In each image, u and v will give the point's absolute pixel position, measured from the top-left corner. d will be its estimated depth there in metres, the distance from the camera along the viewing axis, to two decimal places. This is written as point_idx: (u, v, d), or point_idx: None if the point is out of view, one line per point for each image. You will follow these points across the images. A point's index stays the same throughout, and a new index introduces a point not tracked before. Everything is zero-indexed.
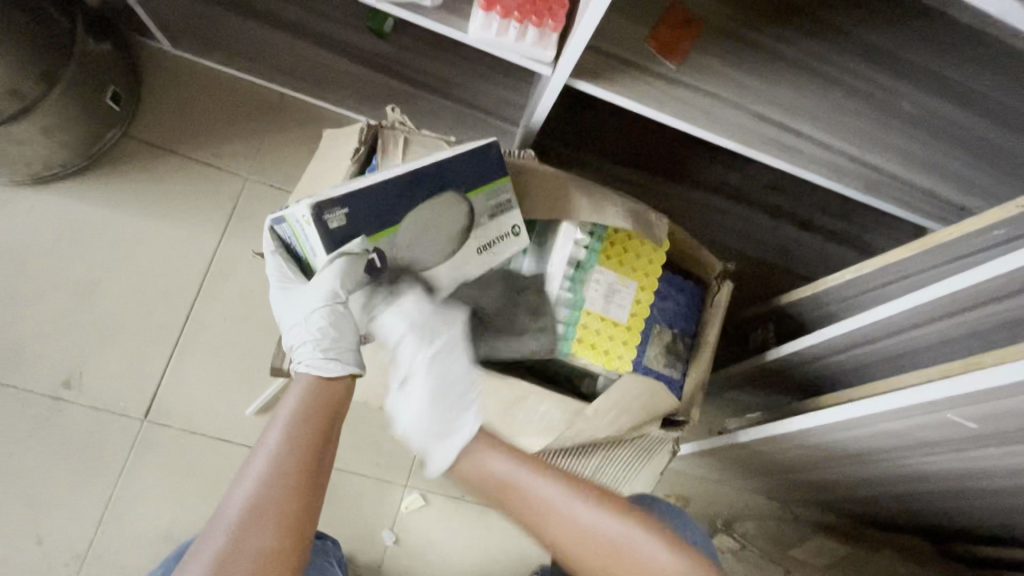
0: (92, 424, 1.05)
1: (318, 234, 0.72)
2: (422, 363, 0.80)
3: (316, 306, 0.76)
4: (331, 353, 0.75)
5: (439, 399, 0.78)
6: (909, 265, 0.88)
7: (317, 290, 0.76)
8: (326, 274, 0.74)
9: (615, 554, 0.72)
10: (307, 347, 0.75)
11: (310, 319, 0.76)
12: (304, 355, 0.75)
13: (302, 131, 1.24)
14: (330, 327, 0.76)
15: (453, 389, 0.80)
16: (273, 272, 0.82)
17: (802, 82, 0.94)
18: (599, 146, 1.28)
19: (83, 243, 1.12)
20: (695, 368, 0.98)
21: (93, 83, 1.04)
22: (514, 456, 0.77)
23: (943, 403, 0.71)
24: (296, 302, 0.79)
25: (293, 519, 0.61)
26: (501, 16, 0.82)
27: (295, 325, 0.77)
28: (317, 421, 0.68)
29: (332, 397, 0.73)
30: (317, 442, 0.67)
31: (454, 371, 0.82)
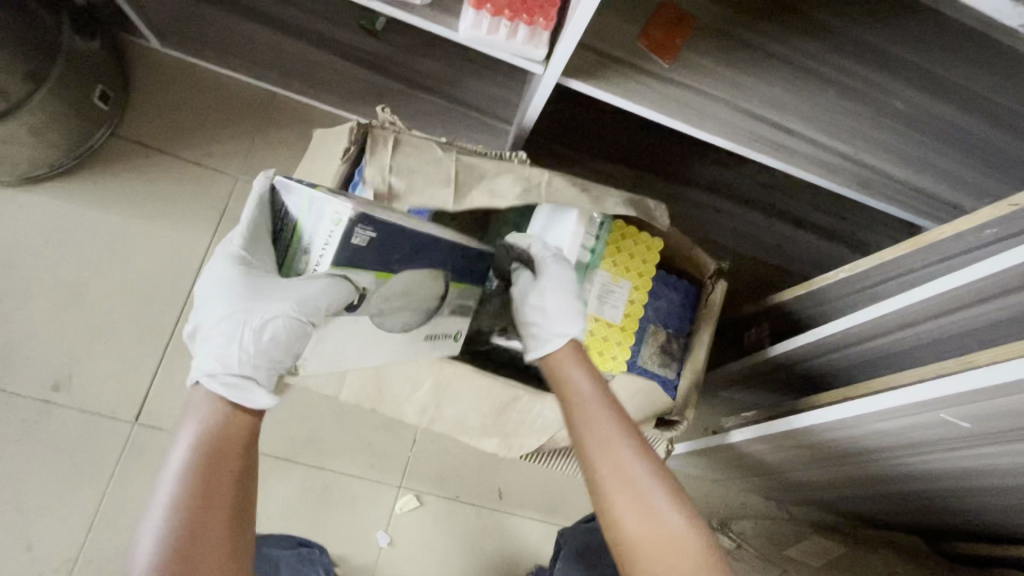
0: (82, 427, 1.04)
1: (334, 240, 0.61)
2: (523, 288, 0.84)
3: (269, 314, 0.66)
4: (245, 368, 0.66)
5: (558, 298, 0.81)
6: (903, 263, 0.87)
7: (290, 293, 0.65)
8: (314, 286, 0.63)
9: (638, 493, 0.67)
10: (222, 350, 0.66)
11: (242, 316, 0.66)
12: (214, 361, 0.66)
13: (293, 130, 1.23)
14: (269, 343, 0.66)
15: (545, 306, 0.80)
16: (241, 245, 0.72)
17: (795, 81, 0.94)
18: (593, 144, 1.28)
19: (72, 244, 1.11)
20: (689, 369, 0.97)
21: (80, 81, 1.03)
22: (579, 372, 0.76)
23: (937, 403, 0.71)
24: (252, 293, 0.67)
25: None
26: (492, 14, 0.82)
27: (222, 318, 0.67)
28: (216, 486, 0.60)
29: (219, 444, 0.62)
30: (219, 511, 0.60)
31: (545, 290, 0.81)
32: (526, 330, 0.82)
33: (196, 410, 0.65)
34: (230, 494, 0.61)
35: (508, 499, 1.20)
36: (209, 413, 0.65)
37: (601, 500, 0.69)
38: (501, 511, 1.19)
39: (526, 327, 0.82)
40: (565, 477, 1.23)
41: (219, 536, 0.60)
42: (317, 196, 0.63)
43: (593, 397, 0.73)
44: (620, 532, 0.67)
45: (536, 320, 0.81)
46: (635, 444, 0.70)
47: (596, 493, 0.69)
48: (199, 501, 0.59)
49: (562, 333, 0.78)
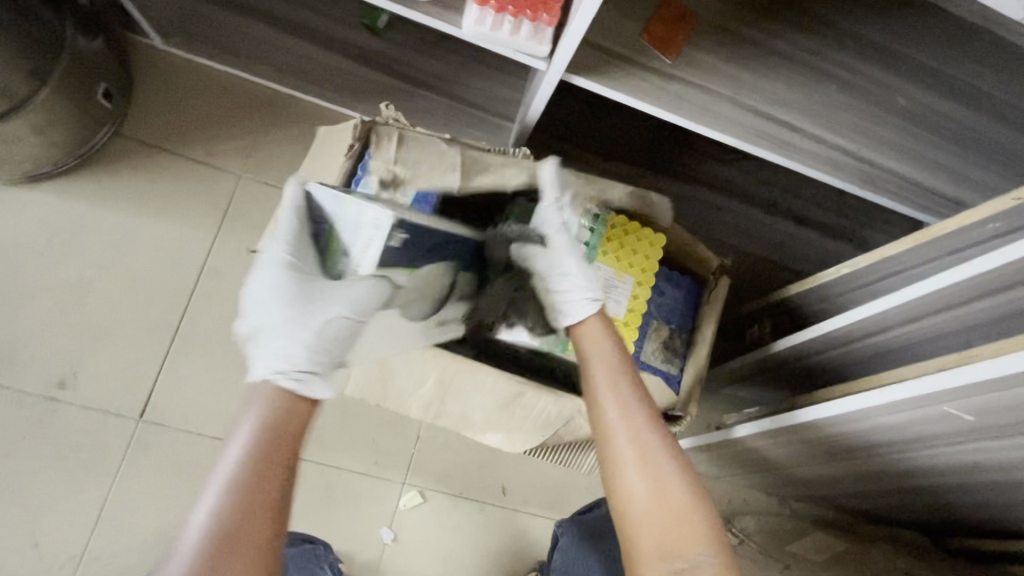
0: (86, 424, 1.05)
1: (376, 242, 0.73)
2: (542, 264, 0.84)
3: (328, 316, 0.72)
4: (308, 364, 0.69)
5: (576, 267, 0.83)
6: (905, 258, 0.88)
7: (346, 294, 0.75)
8: (363, 287, 0.75)
9: (646, 462, 0.71)
10: (285, 348, 0.69)
11: (297, 318, 0.72)
12: (276, 357, 0.69)
13: (295, 129, 1.23)
14: (330, 340, 0.72)
15: (572, 276, 0.83)
16: (281, 251, 0.74)
17: (797, 77, 0.94)
18: (595, 141, 1.28)
19: (76, 242, 1.11)
20: (692, 364, 0.98)
21: (83, 79, 1.03)
22: (602, 349, 0.79)
23: (939, 396, 0.71)
24: (309, 295, 0.74)
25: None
26: (495, 10, 0.82)
27: (278, 320, 0.71)
28: (273, 484, 0.61)
29: (279, 440, 0.63)
30: (271, 509, 0.60)
31: (567, 263, 0.83)
32: (559, 302, 0.83)
33: (262, 397, 0.66)
34: (279, 484, 0.61)
35: (511, 496, 1.20)
36: (272, 400, 0.66)
37: (611, 466, 0.73)
38: (505, 508, 1.19)
39: (558, 300, 0.83)
40: (568, 474, 1.23)
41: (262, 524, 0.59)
42: (351, 205, 0.73)
43: (613, 371, 0.77)
44: (626, 498, 0.71)
45: (567, 291, 0.82)
46: (649, 421, 0.74)
47: (607, 458, 0.74)
48: (251, 485, 0.59)
49: (594, 297, 0.82)
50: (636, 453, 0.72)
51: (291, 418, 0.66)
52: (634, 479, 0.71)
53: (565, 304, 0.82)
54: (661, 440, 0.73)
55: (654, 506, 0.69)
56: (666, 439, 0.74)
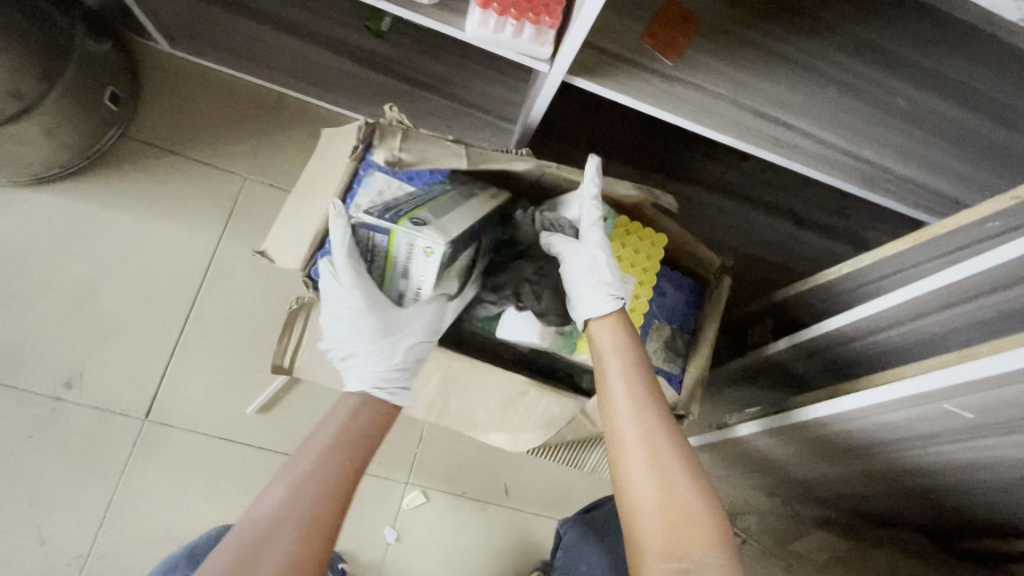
0: (92, 424, 1.05)
1: (429, 268, 0.74)
2: (569, 253, 0.87)
3: (409, 338, 0.84)
4: (395, 378, 0.83)
5: (602, 265, 0.86)
6: (905, 258, 0.88)
7: (419, 321, 0.85)
8: (430, 313, 0.85)
9: (656, 461, 0.73)
10: (373, 367, 0.82)
11: (380, 345, 0.82)
12: (372, 374, 0.82)
13: (299, 131, 1.24)
14: (411, 360, 0.85)
15: (597, 269, 0.85)
16: (358, 288, 0.80)
17: (797, 78, 0.95)
18: (597, 143, 1.29)
19: (83, 243, 1.12)
20: (693, 363, 0.98)
21: (92, 82, 1.05)
22: (618, 352, 0.81)
23: (939, 394, 0.72)
24: (388, 322, 0.83)
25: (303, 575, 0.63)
26: (498, 13, 0.83)
27: (368, 347, 0.82)
28: (350, 474, 0.72)
29: (366, 437, 0.76)
30: (343, 496, 0.70)
31: (595, 254, 0.86)
32: (580, 291, 0.85)
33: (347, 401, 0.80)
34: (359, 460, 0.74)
35: (514, 496, 1.21)
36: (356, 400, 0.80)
37: (623, 465, 0.74)
38: (507, 507, 1.20)
39: (579, 289, 0.85)
40: (571, 474, 1.24)
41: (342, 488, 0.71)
42: (400, 234, 0.72)
43: (628, 372, 0.78)
44: (636, 496, 0.72)
45: (589, 282, 0.84)
46: (658, 421, 0.76)
47: (619, 458, 0.75)
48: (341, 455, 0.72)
49: (615, 296, 0.83)
50: (644, 452, 0.73)
51: (378, 427, 0.79)
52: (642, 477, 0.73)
53: (585, 294, 0.84)
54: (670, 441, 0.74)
55: (661, 505, 0.71)
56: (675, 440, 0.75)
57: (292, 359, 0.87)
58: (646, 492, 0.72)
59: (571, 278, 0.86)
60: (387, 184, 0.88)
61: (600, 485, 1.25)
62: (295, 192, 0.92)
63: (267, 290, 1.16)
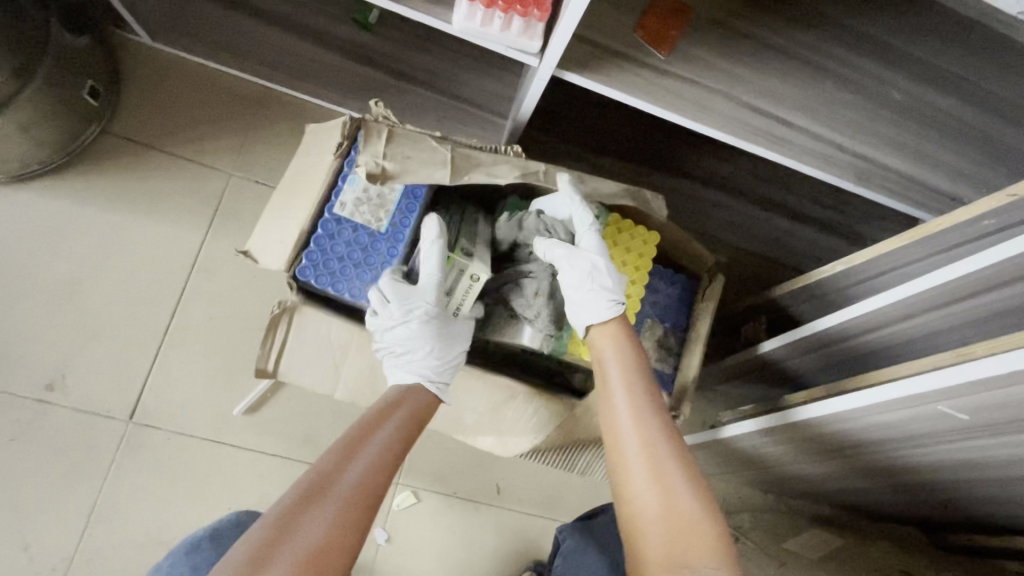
0: (77, 427, 1.04)
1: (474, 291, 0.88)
2: (565, 259, 0.86)
3: (457, 342, 0.85)
4: (447, 374, 0.84)
5: (596, 272, 0.85)
6: (900, 256, 0.87)
7: (465, 330, 0.87)
8: (470, 326, 0.88)
9: (655, 469, 0.72)
10: (431, 361, 0.82)
11: (443, 342, 0.84)
12: (421, 369, 0.82)
13: (285, 126, 1.21)
14: (454, 363, 0.84)
15: (595, 275, 0.85)
16: (427, 294, 0.85)
17: (792, 73, 0.93)
18: (589, 138, 1.27)
19: (64, 242, 1.09)
20: (686, 363, 0.97)
21: (69, 76, 1.02)
22: (618, 360, 0.81)
23: (933, 396, 0.70)
24: (441, 328, 0.85)
25: (343, 552, 0.59)
26: (486, 5, 0.81)
27: (422, 345, 0.82)
28: (389, 462, 0.70)
29: (404, 430, 0.74)
30: (383, 481, 0.67)
31: (594, 260, 0.86)
32: (580, 299, 0.84)
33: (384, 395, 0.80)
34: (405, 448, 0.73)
35: (506, 496, 1.20)
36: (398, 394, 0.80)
37: (623, 474, 0.74)
38: (500, 507, 1.19)
39: (578, 296, 0.84)
40: (564, 473, 1.23)
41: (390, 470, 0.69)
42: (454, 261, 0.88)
43: (628, 380, 0.79)
44: (637, 505, 0.71)
45: (588, 289, 0.84)
46: (658, 426, 0.76)
47: (619, 467, 0.75)
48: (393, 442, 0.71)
49: (615, 303, 0.84)
50: (641, 454, 0.73)
51: (416, 423, 0.77)
52: (639, 479, 0.72)
53: (586, 301, 0.84)
54: (671, 445, 0.74)
55: (658, 508, 0.70)
56: (676, 444, 0.75)
57: (276, 363, 0.86)
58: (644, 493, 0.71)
59: (570, 285, 0.85)
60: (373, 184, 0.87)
61: (593, 484, 1.25)
62: (278, 191, 0.90)
63: (254, 289, 1.14)
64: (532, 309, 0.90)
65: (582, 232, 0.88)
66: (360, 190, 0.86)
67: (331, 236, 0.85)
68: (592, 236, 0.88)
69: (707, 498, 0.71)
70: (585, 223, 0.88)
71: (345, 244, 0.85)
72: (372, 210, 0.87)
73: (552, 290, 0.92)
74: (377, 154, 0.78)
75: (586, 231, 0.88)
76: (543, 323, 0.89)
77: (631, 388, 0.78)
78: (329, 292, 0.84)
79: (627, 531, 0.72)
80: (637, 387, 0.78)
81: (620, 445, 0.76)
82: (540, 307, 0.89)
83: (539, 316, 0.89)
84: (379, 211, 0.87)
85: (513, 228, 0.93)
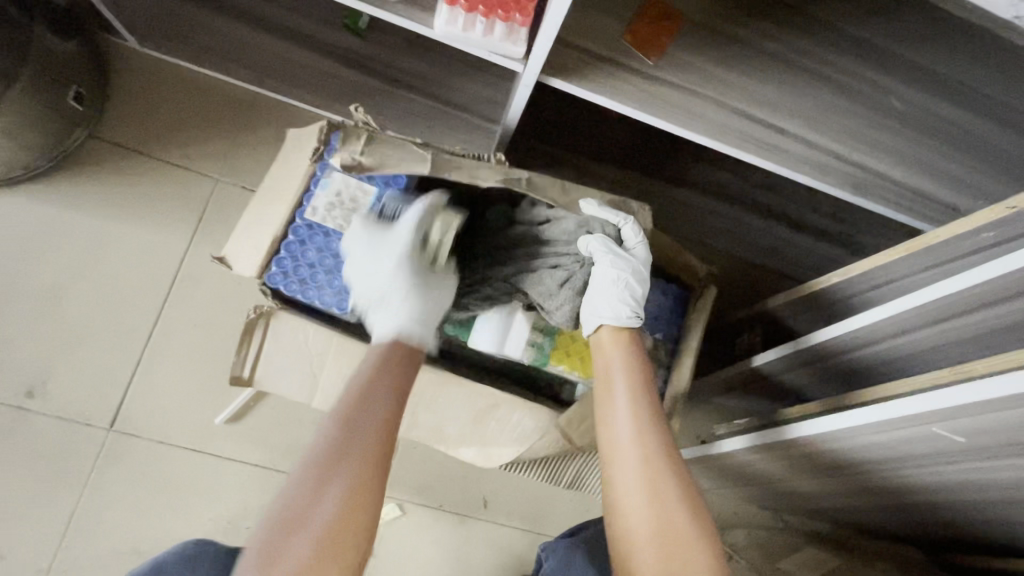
0: (57, 435, 1.02)
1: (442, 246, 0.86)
2: (609, 258, 0.83)
3: (435, 294, 0.82)
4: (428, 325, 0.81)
5: (633, 279, 0.83)
6: (897, 268, 0.84)
7: (442, 286, 0.84)
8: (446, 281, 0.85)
9: (651, 485, 0.72)
10: (413, 311, 0.80)
11: (419, 293, 0.81)
12: (398, 318, 0.79)
13: (271, 131, 1.20)
14: (431, 313, 0.81)
15: (630, 280, 0.83)
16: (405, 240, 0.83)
17: (785, 78, 0.91)
18: (581, 143, 1.25)
19: (48, 247, 1.09)
20: (677, 376, 0.93)
21: (53, 81, 1.01)
22: (624, 372, 0.80)
23: (931, 416, 0.67)
24: (421, 279, 0.82)
25: (375, 473, 0.65)
26: (467, 10, 0.79)
27: (400, 292, 0.80)
28: (390, 418, 0.69)
29: (396, 384, 0.72)
30: (387, 436, 0.68)
31: (637, 267, 0.84)
32: (602, 298, 0.84)
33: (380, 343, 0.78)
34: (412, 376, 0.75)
35: (492, 507, 1.17)
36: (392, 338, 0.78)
37: (617, 482, 0.74)
38: (485, 521, 1.16)
39: (600, 296, 0.84)
40: (552, 487, 1.20)
41: (398, 395, 0.72)
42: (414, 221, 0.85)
43: (633, 392, 0.78)
44: (627, 515, 0.72)
45: (616, 289, 0.83)
46: (659, 440, 0.75)
47: (614, 476, 0.75)
48: (399, 372, 0.74)
49: (635, 315, 0.84)
50: (639, 466, 0.73)
51: (405, 376, 0.74)
52: (631, 489, 0.73)
53: (609, 300, 0.83)
54: (670, 458, 0.74)
55: (647, 520, 0.70)
56: (674, 456, 0.75)
57: (253, 369, 0.84)
58: (637, 506, 0.72)
59: (598, 283, 0.84)
60: (346, 185, 0.86)
61: (582, 497, 1.22)
62: (258, 197, 0.88)
63: (237, 293, 1.13)
64: (554, 302, 0.86)
65: (631, 243, 0.87)
66: (332, 194, 0.85)
67: (302, 242, 0.84)
68: (639, 245, 0.86)
69: (701, 514, 0.71)
70: (634, 237, 0.86)
71: (316, 251, 0.84)
72: (345, 215, 0.86)
73: (581, 287, 0.87)
74: (353, 156, 0.76)
75: (635, 242, 0.86)
76: (560, 320, 0.86)
77: (634, 401, 0.77)
78: (300, 298, 0.84)
79: (614, 539, 0.74)
80: (642, 399, 0.77)
81: (616, 454, 0.75)
82: (563, 302, 0.86)
83: (558, 311, 0.86)
84: (352, 215, 0.86)
85: (548, 226, 0.88)
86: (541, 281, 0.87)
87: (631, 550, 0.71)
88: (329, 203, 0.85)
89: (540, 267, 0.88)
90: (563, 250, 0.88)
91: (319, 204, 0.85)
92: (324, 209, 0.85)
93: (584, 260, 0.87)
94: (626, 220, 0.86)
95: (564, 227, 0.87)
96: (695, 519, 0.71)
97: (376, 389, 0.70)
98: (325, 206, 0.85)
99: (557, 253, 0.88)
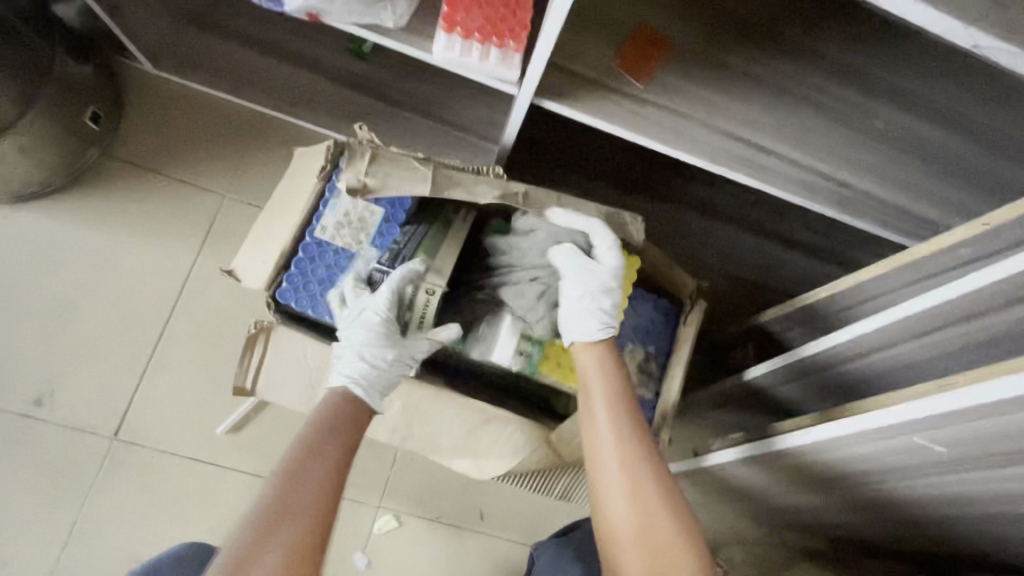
0: (62, 443, 1.05)
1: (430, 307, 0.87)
2: (573, 273, 0.86)
3: (400, 351, 0.82)
4: (383, 381, 0.81)
5: (597, 292, 0.85)
6: (881, 283, 0.86)
7: (415, 344, 0.84)
8: (421, 339, 0.84)
9: (633, 484, 0.75)
10: (367, 368, 0.80)
11: (381, 345, 0.81)
12: (353, 370, 0.80)
13: (278, 149, 1.24)
14: (383, 369, 0.81)
15: (596, 294, 0.85)
16: (383, 303, 0.82)
17: (770, 100, 0.94)
18: (576, 162, 1.28)
19: (59, 261, 1.12)
20: (666, 390, 0.95)
21: (69, 101, 1.05)
22: (602, 375, 0.82)
23: (910, 426, 0.69)
24: (387, 334, 0.82)
25: (332, 494, 0.69)
26: (463, 37, 0.83)
27: (359, 345, 0.80)
28: (340, 473, 0.71)
29: (346, 440, 0.74)
30: (332, 495, 0.69)
31: (603, 279, 0.86)
32: (570, 313, 0.86)
33: (328, 398, 0.79)
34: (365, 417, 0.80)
35: (487, 519, 1.18)
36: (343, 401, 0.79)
37: (600, 488, 0.77)
38: (482, 533, 1.17)
39: (569, 310, 0.86)
40: (548, 499, 1.21)
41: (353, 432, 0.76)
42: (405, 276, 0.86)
43: (610, 400, 0.80)
44: (612, 518, 0.74)
45: (583, 304, 0.85)
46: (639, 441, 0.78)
47: (597, 481, 0.77)
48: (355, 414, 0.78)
49: (605, 325, 0.85)
50: (620, 467, 0.76)
51: (353, 437, 0.75)
52: (614, 491, 0.75)
53: (577, 314, 0.85)
54: (650, 458, 0.77)
55: (631, 519, 0.74)
56: (654, 455, 0.78)
57: (254, 379, 0.86)
58: (620, 504, 0.74)
59: (566, 298, 0.86)
60: (354, 206, 0.88)
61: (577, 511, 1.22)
62: (266, 213, 0.92)
63: (243, 305, 1.16)
64: (533, 314, 0.89)
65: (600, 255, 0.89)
66: (341, 214, 0.87)
67: (311, 260, 0.86)
68: (608, 254, 0.88)
69: (681, 510, 0.75)
70: (602, 246, 0.88)
71: (324, 267, 0.87)
72: (352, 233, 0.88)
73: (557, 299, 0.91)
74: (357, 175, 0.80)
75: (603, 251, 0.88)
76: (539, 330, 0.89)
77: (613, 404, 0.80)
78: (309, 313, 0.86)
79: (599, 537, 0.76)
80: (621, 402, 0.80)
81: (598, 456, 0.78)
82: (541, 315, 0.89)
83: (536, 323, 0.89)
84: (359, 233, 0.88)
85: (523, 240, 0.93)
86: (519, 293, 0.90)
87: (617, 547, 0.74)
88: (339, 226, 0.87)
89: (517, 281, 0.91)
90: (538, 263, 0.92)
91: (329, 230, 0.87)
92: (332, 233, 0.87)
93: (556, 274, 0.92)
94: (600, 235, 0.88)
95: (537, 241, 0.92)
96: (676, 516, 0.74)
97: (332, 423, 0.75)
98: (335, 231, 0.87)
99: (532, 266, 0.92)
